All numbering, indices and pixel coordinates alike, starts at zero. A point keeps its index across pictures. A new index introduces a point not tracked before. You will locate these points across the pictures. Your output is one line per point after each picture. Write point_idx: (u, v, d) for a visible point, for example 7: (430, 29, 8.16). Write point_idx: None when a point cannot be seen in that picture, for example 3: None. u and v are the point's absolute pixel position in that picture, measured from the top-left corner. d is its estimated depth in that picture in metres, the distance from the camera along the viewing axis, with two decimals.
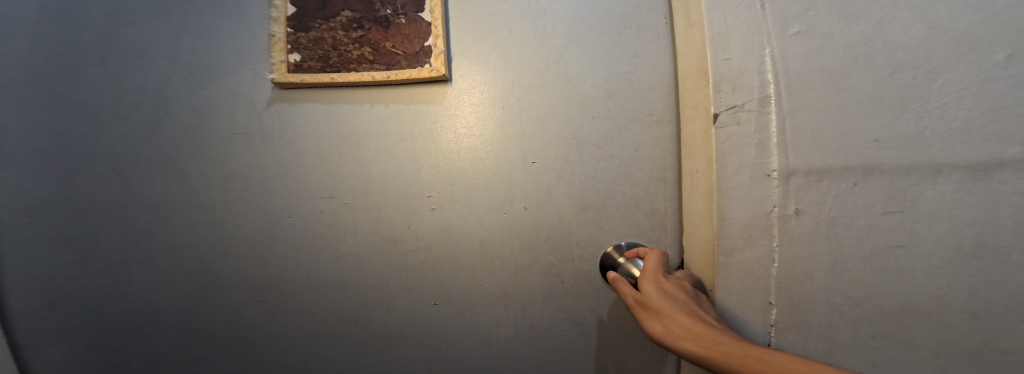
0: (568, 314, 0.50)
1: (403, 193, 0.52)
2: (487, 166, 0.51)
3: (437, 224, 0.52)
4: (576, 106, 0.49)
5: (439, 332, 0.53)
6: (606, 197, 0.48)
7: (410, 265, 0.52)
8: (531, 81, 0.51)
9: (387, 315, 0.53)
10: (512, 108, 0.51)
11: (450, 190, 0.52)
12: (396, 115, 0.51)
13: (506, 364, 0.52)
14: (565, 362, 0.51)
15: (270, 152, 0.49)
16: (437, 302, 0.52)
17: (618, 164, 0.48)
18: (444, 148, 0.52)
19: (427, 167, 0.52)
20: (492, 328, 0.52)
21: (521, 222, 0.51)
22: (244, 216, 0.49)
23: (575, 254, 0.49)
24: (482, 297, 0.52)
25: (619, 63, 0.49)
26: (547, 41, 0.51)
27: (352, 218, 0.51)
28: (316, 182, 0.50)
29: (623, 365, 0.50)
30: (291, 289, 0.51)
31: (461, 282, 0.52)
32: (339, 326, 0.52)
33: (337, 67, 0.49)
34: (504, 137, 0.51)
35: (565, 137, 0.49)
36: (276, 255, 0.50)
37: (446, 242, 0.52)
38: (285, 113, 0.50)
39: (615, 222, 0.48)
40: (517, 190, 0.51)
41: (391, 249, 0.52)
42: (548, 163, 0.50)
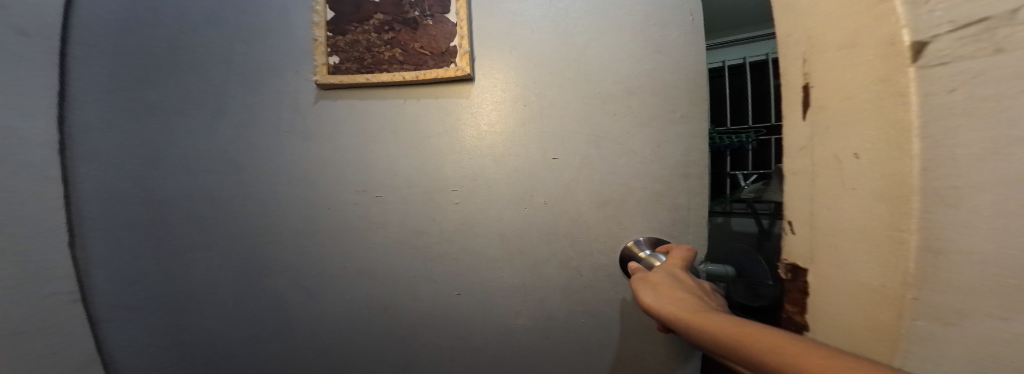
0: (586, 306, 0.51)
1: (429, 187, 0.55)
2: (508, 162, 0.53)
3: (460, 216, 0.55)
4: (597, 103, 0.50)
5: (460, 321, 0.56)
6: (626, 192, 0.49)
7: (434, 256, 0.55)
8: (552, 80, 0.52)
9: (413, 302, 0.56)
10: (532, 105, 0.53)
11: (473, 185, 0.54)
12: (423, 113, 0.54)
13: (525, 354, 0.54)
14: (582, 354, 0.52)
15: (311, 147, 0.54)
16: (459, 292, 0.55)
17: (639, 160, 0.49)
18: (467, 144, 0.54)
19: (451, 163, 0.54)
20: (511, 318, 0.54)
21: (541, 217, 0.52)
22: (288, 206, 0.54)
23: (594, 248, 0.50)
24: (502, 288, 0.54)
25: (642, 61, 0.49)
26: (568, 39, 0.52)
27: (382, 211, 0.55)
28: (350, 176, 0.54)
29: (641, 357, 0.51)
30: (328, 275, 0.56)
31: (481, 274, 0.55)
32: (369, 312, 0.56)
33: (370, 68, 0.53)
34: (524, 133, 0.53)
35: (585, 134, 0.50)
36: (316, 242, 0.55)
37: (468, 235, 0.55)
38: (324, 111, 0.54)
39: (635, 217, 0.49)
40: (537, 185, 0.52)
41: (416, 241, 0.55)
42: (568, 159, 0.51)
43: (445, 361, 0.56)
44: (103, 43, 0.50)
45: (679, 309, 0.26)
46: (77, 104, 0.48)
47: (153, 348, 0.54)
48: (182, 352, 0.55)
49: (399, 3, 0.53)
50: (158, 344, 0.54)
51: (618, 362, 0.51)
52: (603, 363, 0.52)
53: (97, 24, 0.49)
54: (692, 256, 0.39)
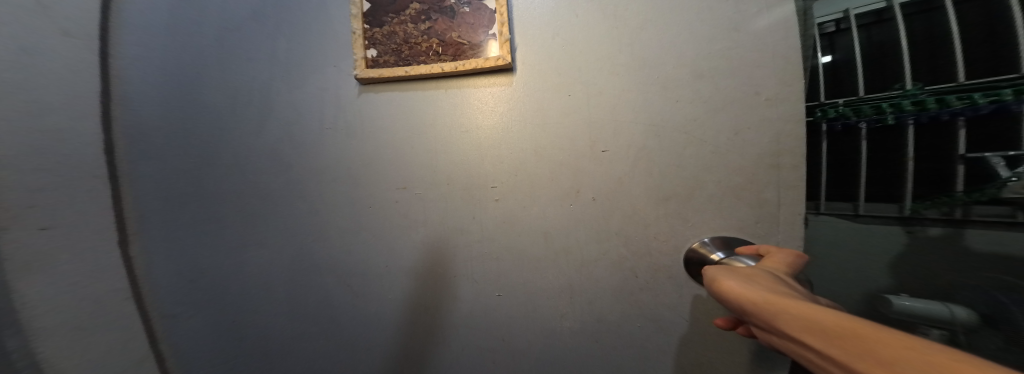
0: (642, 310, 0.48)
1: (467, 184, 0.53)
2: (551, 155, 0.50)
3: (501, 214, 0.52)
4: (656, 89, 0.46)
5: (503, 323, 0.54)
6: (694, 187, 0.45)
7: (474, 256, 0.53)
8: (601, 66, 0.48)
9: (452, 299, 0.55)
10: (579, 94, 0.49)
11: (513, 181, 0.52)
12: (462, 105, 0.52)
13: (572, 357, 0.52)
14: (634, 359, 0.49)
15: (353, 143, 0.54)
16: (500, 293, 0.53)
17: (710, 150, 0.44)
18: (509, 138, 0.52)
19: (490, 158, 0.52)
20: (556, 320, 0.52)
21: (590, 214, 0.49)
22: (333, 202, 0.56)
23: (652, 247, 0.47)
24: (547, 289, 0.52)
25: (713, 40, 0.44)
26: (620, 21, 0.47)
27: (422, 208, 0.54)
28: (391, 173, 0.54)
29: (705, 366, 0.47)
30: (371, 271, 0.56)
31: (524, 275, 0.52)
32: (413, 310, 0.56)
33: (408, 61, 0.51)
34: (571, 125, 0.49)
35: (640, 124, 0.46)
36: (359, 238, 0.56)
37: (509, 233, 0.52)
38: (363, 107, 0.53)
39: (700, 214, 0.45)
40: (583, 179, 0.49)
41: (457, 239, 0.54)
42: (620, 151, 0.47)
43: (487, 364, 0.55)
44: (154, 43, 0.51)
45: (755, 291, 0.25)
46: (134, 103, 0.50)
47: (207, 346, 0.56)
48: (234, 349, 0.57)
49: None
50: (211, 342, 0.56)
51: (676, 369, 0.48)
52: (657, 369, 0.49)
53: (145, 21, 0.50)
54: (801, 263, 0.34)
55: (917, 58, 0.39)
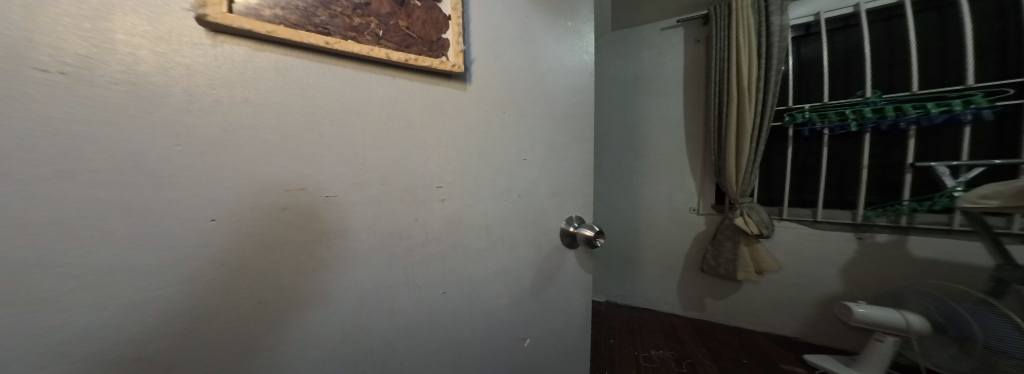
0: (543, 275, 0.71)
1: (409, 185, 0.51)
2: (491, 160, 0.60)
3: (447, 213, 0.55)
4: (553, 117, 0.71)
5: (449, 319, 0.57)
6: (565, 186, 0.74)
7: (417, 258, 0.53)
8: (526, 93, 0.66)
9: (376, 314, 0.50)
10: (512, 112, 0.63)
11: (458, 181, 0.56)
12: (399, 98, 0.50)
13: (502, 332, 0.65)
14: (541, 310, 0.72)
15: (176, 116, 0.32)
16: (445, 290, 0.56)
17: (571, 163, 0.76)
18: (454, 141, 0.56)
19: (436, 158, 0.54)
20: (494, 301, 0.63)
21: (517, 206, 0.64)
22: (44, 223, 0.27)
23: (552, 230, 0.71)
24: (485, 276, 0.61)
25: (580, 93, 0.78)
26: (537, 65, 0.68)
27: (339, 213, 0.45)
28: (274, 173, 0.40)
29: (571, 301, 0.79)
30: (226, 320, 0.38)
31: (467, 266, 0.59)
32: (327, 349, 0.46)
33: (323, 28, 0.42)
34: (507, 136, 0.63)
35: (546, 142, 0.70)
36: (187, 272, 0.34)
37: (454, 232, 0.56)
38: (205, 65, 0.34)
39: (570, 204, 0.75)
40: (515, 181, 0.64)
41: (394, 244, 0.51)
42: (535, 159, 0.68)
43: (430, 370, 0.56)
44: None
45: None
46: None
47: None
48: None
49: None
50: None
51: (559, 312, 0.76)
52: (555, 317, 0.75)
53: None
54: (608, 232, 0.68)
55: (909, 63, 2.09)
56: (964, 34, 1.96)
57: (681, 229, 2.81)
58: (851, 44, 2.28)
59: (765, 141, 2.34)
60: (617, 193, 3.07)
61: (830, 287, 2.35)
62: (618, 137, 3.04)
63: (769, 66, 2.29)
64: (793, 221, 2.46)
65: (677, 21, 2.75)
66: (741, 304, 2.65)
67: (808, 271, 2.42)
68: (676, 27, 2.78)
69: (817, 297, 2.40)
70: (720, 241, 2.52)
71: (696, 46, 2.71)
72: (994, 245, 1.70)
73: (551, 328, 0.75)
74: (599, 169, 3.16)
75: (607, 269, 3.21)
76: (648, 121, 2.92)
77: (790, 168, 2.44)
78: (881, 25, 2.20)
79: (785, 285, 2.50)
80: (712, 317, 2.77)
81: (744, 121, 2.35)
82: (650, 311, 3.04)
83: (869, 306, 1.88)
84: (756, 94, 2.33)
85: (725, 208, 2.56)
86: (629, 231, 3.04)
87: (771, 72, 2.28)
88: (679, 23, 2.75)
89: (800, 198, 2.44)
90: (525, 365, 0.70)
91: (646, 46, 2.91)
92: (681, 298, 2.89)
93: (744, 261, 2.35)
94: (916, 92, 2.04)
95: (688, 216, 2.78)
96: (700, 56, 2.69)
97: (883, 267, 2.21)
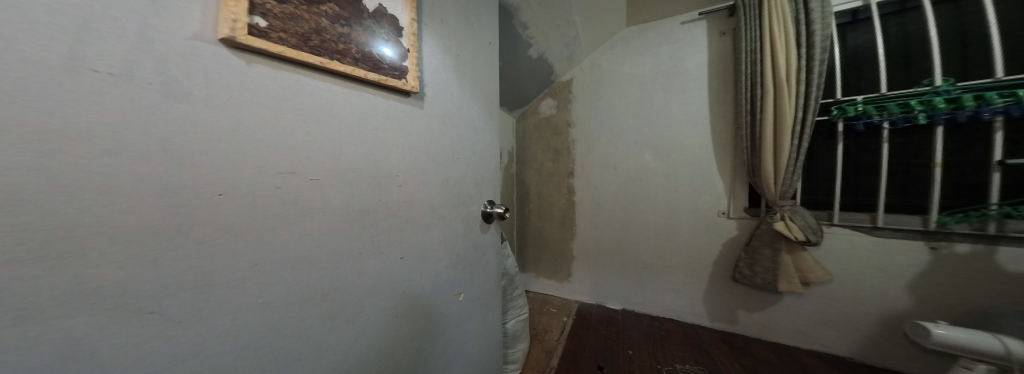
0: (470, 241, 1.11)
1: (377, 173, 0.74)
2: (434, 157, 0.92)
3: (403, 196, 0.82)
4: (475, 131, 1.12)
5: (404, 277, 0.83)
6: (482, 178, 1.17)
7: (382, 230, 0.76)
8: (457, 115, 1.02)
9: (354, 269, 0.70)
10: (448, 125, 0.98)
11: (411, 172, 0.84)
12: (372, 116, 0.73)
13: (440, 284, 0.97)
14: (468, 270, 1.10)
15: (200, 110, 0.46)
16: (402, 257, 0.83)
17: (483, 166, 1.17)
18: (409, 144, 0.83)
19: (397, 155, 0.79)
20: (437, 261, 0.95)
21: (451, 192, 1.00)
22: (94, 181, 0.37)
23: (472, 205, 1.11)
24: (431, 242, 0.92)
25: (485, 119, 1.19)
26: (465, 98, 1.05)
27: (318, 194, 0.62)
28: (276, 158, 0.55)
29: (489, 258, 1.24)
30: (228, 277, 0.50)
31: (416, 237, 0.87)
32: (302, 305, 0.61)
33: (318, 51, 0.61)
34: (445, 143, 0.97)
35: (469, 148, 1.09)
36: (201, 235, 0.47)
37: (408, 209, 0.84)
38: (229, 76, 0.49)
39: (486, 190, 1.19)
40: (450, 175, 0.99)
41: (362, 220, 0.71)
42: (463, 159, 1.05)
43: (387, 318, 0.79)
44: None
45: None
46: None
47: None
48: None
49: (358, 8, 0.68)
50: None
51: (482, 264, 1.18)
52: (476, 271, 1.15)
53: None
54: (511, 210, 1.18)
55: (986, 46, 1.80)
56: None
57: (706, 234, 2.58)
58: (912, 27, 1.99)
59: (808, 138, 2.11)
60: (634, 196, 2.85)
61: (895, 305, 2.03)
62: (637, 137, 2.83)
63: (811, 57, 2.06)
64: (846, 227, 2.15)
65: (698, 14, 2.52)
66: (780, 318, 2.38)
67: (864, 285, 2.11)
68: (698, 21, 2.55)
69: (876, 315, 2.09)
70: (756, 248, 2.29)
71: (721, 39, 2.49)
72: None
73: (475, 276, 1.15)
74: (614, 170, 2.94)
75: (624, 277, 2.99)
76: (668, 119, 2.69)
77: (840, 170, 2.17)
78: (949, 6, 1.91)
79: (832, 300, 2.21)
80: (745, 332, 2.51)
81: (784, 116, 2.11)
82: (673, 321, 2.77)
83: (950, 327, 1.60)
84: (796, 86, 2.12)
85: (762, 212, 2.33)
86: (649, 237, 2.81)
87: (812, 62, 2.05)
88: (702, 16, 2.52)
89: (853, 201, 2.14)
90: (461, 310, 1.08)
91: (664, 41, 2.70)
92: (709, 310, 2.63)
93: (787, 273, 2.16)
94: (1001, 78, 1.74)
95: (716, 221, 2.54)
96: (727, 49, 2.46)
97: (961, 283, 1.86)
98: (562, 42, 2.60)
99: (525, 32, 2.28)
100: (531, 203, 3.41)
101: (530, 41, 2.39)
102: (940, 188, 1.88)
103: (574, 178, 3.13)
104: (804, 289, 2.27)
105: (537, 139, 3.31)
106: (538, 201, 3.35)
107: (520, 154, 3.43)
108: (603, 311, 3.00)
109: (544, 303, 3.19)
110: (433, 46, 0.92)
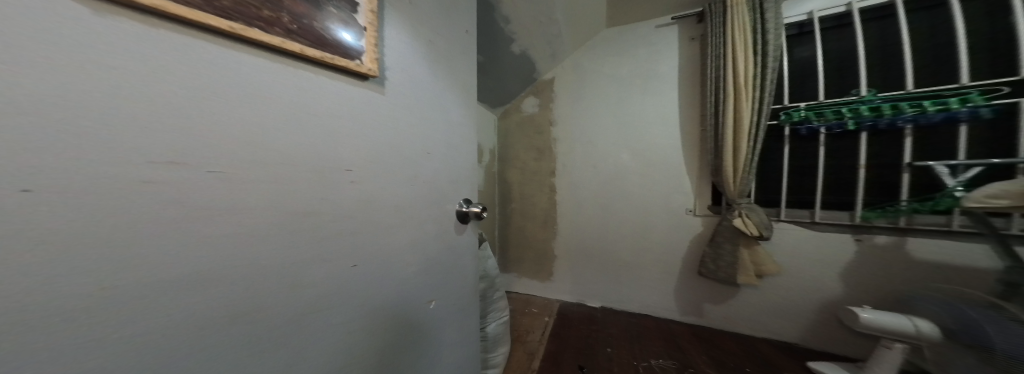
0: (444, 242, 1.03)
1: (320, 165, 0.64)
2: (399, 153, 0.84)
3: (358, 194, 0.73)
4: (450, 123, 1.05)
5: (360, 287, 0.75)
6: (459, 174, 1.11)
7: (330, 234, 0.67)
8: (429, 104, 0.94)
9: (292, 276, 0.62)
10: (416, 116, 0.90)
11: (367, 168, 0.75)
12: (320, 101, 0.64)
13: (410, 291, 0.90)
14: (441, 276, 1.03)
15: (23, 71, 0.35)
16: (356, 264, 0.73)
17: (458, 164, 1.09)
18: (363, 134, 0.74)
19: (348, 147, 0.70)
20: (404, 267, 0.87)
21: (420, 189, 0.91)
22: None
23: (445, 202, 1.03)
24: (396, 246, 0.84)
25: (463, 111, 1.12)
26: (437, 88, 0.98)
27: (234, 189, 0.51)
28: (167, 139, 0.44)
29: (467, 260, 1.17)
30: (103, 301, 0.40)
31: (376, 241, 0.78)
32: (218, 326, 0.51)
33: (236, 16, 0.51)
34: (413, 135, 0.89)
35: (444, 141, 1.02)
36: (53, 244, 0.36)
37: (364, 209, 0.75)
38: (86, 32, 0.39)
39: (462, 188, 1.13)
40: (420, 170, 0.91)
41: (302, 222, 0.62)
42: (435, 153, 0.97)
43: (338, 333, 0.70)
44: None
45: None
46: None
47: None
48: None
49: None
50: None
51: (457, 267, 1.11)
52: (452, 276, 1.08)
53: None
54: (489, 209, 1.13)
55: (900, 63, 2.08)
56: (956, 33, 1.94)
57: (676, 231, 2.72)
58: (844, 43, 2.25)
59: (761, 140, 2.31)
60: (611, 195, 2.94)
61: (831, 291, 2.28)
62: (615, 137, 2.91)
63: (764, 65, 2.25)
64: (790, 223, 2.38)
65: (672, 18, 2.65)
66: (741, 308, 2.58)
67: (807, 275, 2.35)
68: (671, 25, 2.68)
69: (816, 301, 2.34)
70: (719, 243, 2.46)
71: (691, 44, 2.63)
72: (1001, 247, 1.65)
73: (449, 281, 1.08)
74: (594, 169, 3.00)
75: (603, 274, 3.06)
76: (644, 120, 2.80)
77: (787, 170, 2.39)
78: (874, 26, 2.16)
79: (782, 290, 2.43)
80: (711, 323, 2.69)
81: (741, 119, 2.30)
82: (648, 317, 2.89)
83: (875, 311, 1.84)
84: (753, 91, 2.30)
85: (723, 209, 2.50)
86: (625, 235, 2.91)
87: (765, 70, 2.24)
88: (674, 20, 2.64)
89: (797, 199, 2.37)
90: (435, 318, 1.01)
91: (641, 44, 2.79)
92: (680, 305, 2.78)
93: (744, 266, 2.33)
94: (911, 91, 2.01)
95: (684, 218, 2.69)
96: (697, 55, 2.60)
97: (883, 270, 2.13)
98: (546, 39, 2.58)
99: (508, 27, 2.22)
100: (514, 202, 3.36)
101: (513, 36, 2.33)
102: (866, 187, 2.15)
103: (557, 176, 3.15)
104: (759, 281, 2.48)
105: (520, 137, 3.27)
106: (520, 200, 3.32)
107: (502, 152, 3.36)
108: (584, 309, 3.05)
109: (527, 303, 3.19)
110: (399, 28, 0.83)
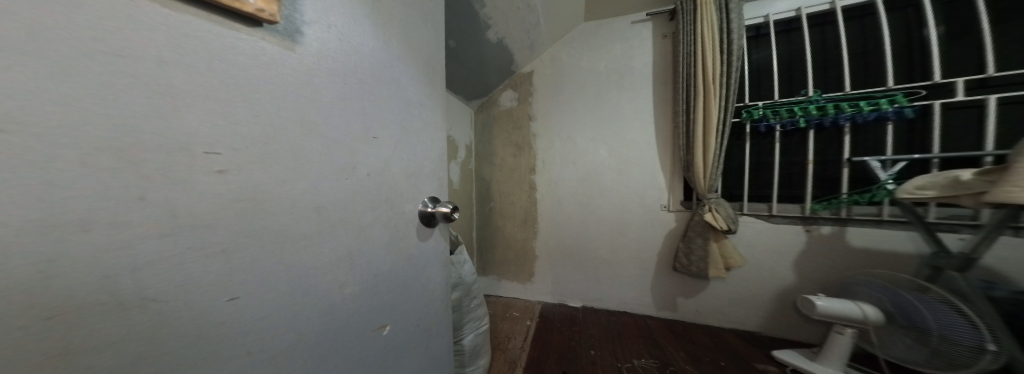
0: (401, 252, 0.85)
1: (149, 142, 0.36)
2: (325, 133, 0.60)
3: (234, 187, 0.44)
4: (407, 105, 0.88)
5: (243, 329, 0.47)
6: (420, 169, 0.94)
7: (170, 253, 0.38)
8: (377, 77, 0.75)
9: (108, 357, 0.35)
10: (353, 86, 0.67)
11: (258, 149, 0.48)
12: (162, 47, 0.37)
13: (361, 315, 0.71)
14: (399, 294, 0.85)
15: None
16: (236, 295, 0.46)
17: (417, 156, 0.93)
18: (253, 97, 0.47)
19: (219, 115, 0.42)
20: (336, 290, 0.64)
21: (360, 185, 0.69)
22: None
23: (402, 201, 0.85)
24: (320, 263, 0.60)
25: (423, 95, 0.96)
26: (388, 59, 0.80)
27: None
28: None
29: (431, 269, 1.01)
30: None
31: (283, 258, 0.52)
32: None
33: None
34: (345, 110, 0.65)
35: (400, 126, 0.84)
36: None
37: (255, 213, 0.47)
38: None
39: (424, 185, 0.96)
40: (360, 161, 0.69)
41: (82, 239, 0.31)
42: (384, 139, 0.77)
43: None
44: None
45: None
46: None
47: None
48: None
49: None
50: None
51: (419, 278, 0.94)
52: (413, 292, 0.92)
53: None
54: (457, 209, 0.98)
55: (839, 67, 2.27)
56: (881, 42, 2.15)
57: (652, 226, 2.76)
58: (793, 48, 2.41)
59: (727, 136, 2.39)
60: (589, 191, 2.91)
61: (789, 280, 2.43)
62: (593, 133, 2.88)
63: (730, 63, 2.32)
64: (752, 216, 2.50)
65: (646, 15, 2.68)
66: (711, 301, 2.67)
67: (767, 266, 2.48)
68: (646, 21, 2.71)
69: (776, 291, 2.48)
70: (691, 238, 2.51)
71: (664, 41, 2.67)
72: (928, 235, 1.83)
73: (409, 297, 0.90)
74: (573, 166, 2.95)
75: (582, 272, 3.03)
76: (622, 117, 2.79)
77: (747, 167, 2.52)
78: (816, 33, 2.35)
79: (748, 280, 2.55)
80: (684, 317, 2.76)
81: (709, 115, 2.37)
82: (626, 314, 2.91)
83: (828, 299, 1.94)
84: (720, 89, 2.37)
85: (694, 205, 2.57)
86: (603, 232, 2.90)
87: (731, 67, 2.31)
88: (649, 17, 2.67)
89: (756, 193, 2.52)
90: (391, 346, 0.82)
91: (618, 39, 2.79)
92: (655, 300, 2.83)
93: (714, 260, 2.42)
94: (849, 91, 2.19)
95: (659, 214, 2.74)
96: (668, 52, 2.65)
97: (833, 258, 2.30)
98: (524, 28, 2.48)
99: (484, 11, 2.07)
100: (493, 200, 3.21)
101: (490, 22, 2.19)
102: (818, 180, 2.31)
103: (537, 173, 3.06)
104: (727, 274, 2.58)
105: (499, 132, 3.14)
106: (499, 198, 3.18)
107: (479, 148, 3.21)
108: (564, 310, 2.99)
109: (507, 307, 3.06)
110: None
